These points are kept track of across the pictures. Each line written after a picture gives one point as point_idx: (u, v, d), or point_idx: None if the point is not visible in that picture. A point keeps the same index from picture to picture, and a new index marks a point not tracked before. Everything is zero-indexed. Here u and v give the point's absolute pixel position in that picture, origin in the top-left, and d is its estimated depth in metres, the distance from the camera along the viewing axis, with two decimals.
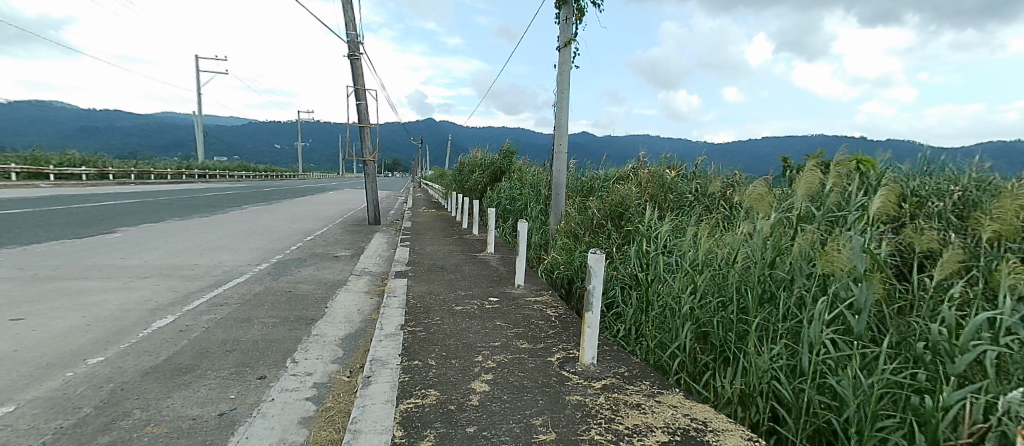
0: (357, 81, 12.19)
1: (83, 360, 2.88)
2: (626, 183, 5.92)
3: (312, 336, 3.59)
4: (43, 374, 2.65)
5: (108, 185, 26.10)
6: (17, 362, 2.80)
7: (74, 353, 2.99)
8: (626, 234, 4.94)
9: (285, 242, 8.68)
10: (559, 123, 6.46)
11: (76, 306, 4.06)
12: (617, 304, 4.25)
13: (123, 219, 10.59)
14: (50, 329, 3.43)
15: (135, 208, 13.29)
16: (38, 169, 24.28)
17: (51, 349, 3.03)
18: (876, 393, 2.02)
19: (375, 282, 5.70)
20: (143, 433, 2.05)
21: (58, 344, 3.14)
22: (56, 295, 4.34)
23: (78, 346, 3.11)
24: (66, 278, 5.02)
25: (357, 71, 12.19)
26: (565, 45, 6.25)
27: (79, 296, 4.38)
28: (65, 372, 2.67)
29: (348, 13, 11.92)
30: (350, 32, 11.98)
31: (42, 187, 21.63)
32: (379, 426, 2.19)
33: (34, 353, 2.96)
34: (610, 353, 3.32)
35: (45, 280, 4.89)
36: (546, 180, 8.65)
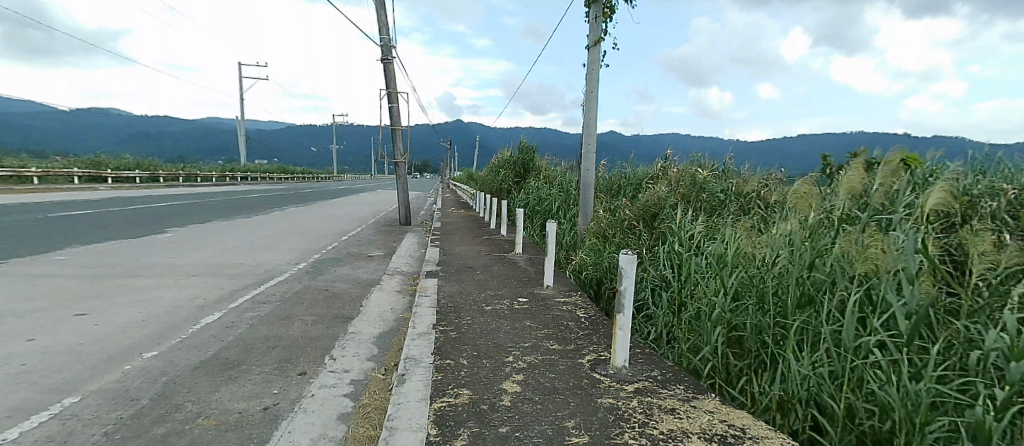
0: (389, 84, 12.38)
1: (139, 354, 3.03)
2: (656, 183, 5.80)
3: (348, 334, 3.67)
4: (105, 366, 2.81)
5: (157, 187, 27.72)
6: (83, 355, 2.98)
7: (132, 347, 3.16)
8: (659, 234, 4.82)
9: (321, 242, 8.91)
10: (587, 122, 6.40)
11: (133, 302, 4.28)
12: (647, 306, 4.14)
13: (172, 220, 11.12)
14: (111, 323, 3.63)
15: (182, 209, 13.98)
16: (98, 174, 25.99)
17: (111, 343, 3.21)
18: (923, 402, 1.92)
19: (407, 281, 5.78)
20: (194, 426, 2.14)
21: (118, 338, 3.32)
22: (115, 292, 4.60)
23: (135, 340, 3.29)
24: (122, 276, 5.29)
25: (389, 74, 12.40)
26: (595, 44, 6.20)
27: (135, 292, 4.62)
28: (124, 365, 2.83)
29: (380, 17, 12.13)
30: (382, 36, 12.20)
31: (100, 189, 23.21)
32: (414, 424, 2.22)
33: (97, 346, 3.14)
34: (642, 356, 3.26)
35: (106, 277, 5.19)
36: (575, 181, 8.59)
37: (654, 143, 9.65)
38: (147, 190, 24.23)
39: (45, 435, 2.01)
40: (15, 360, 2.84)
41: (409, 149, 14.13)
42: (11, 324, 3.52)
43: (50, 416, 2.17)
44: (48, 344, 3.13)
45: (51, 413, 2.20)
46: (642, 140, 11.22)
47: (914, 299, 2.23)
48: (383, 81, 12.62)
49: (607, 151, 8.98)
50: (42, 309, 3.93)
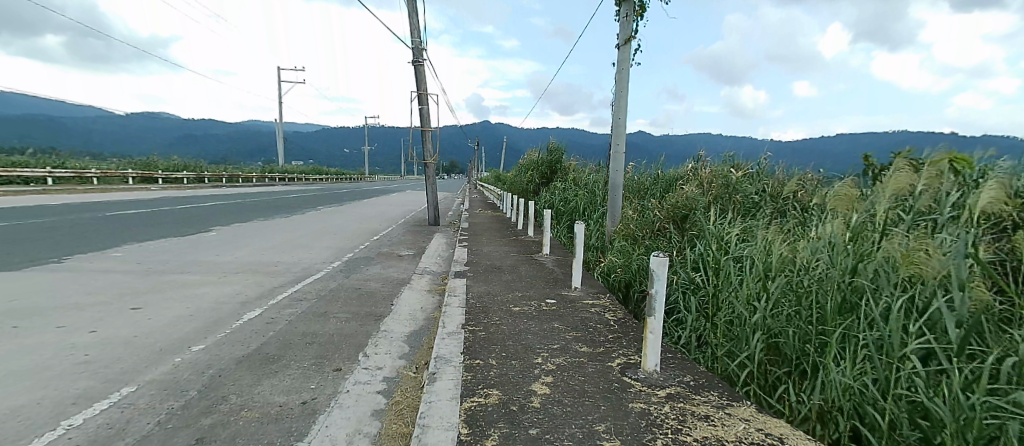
0: (419, 86, 12.56)
1: (188, 347, 3.17)
2: (686, 184, 5.69)
3: (380, 332, 3.74)
4: (157, 358, 2.95)
5: (198, 187, 28.97)
6: (138, 346, 3.13)
7: (182, 340, 3.31)
8: (691, 236, 4.72)
9: (353, 241, 9.12)
10: (617, 122, 6.34)
11: (181, 297, 4.49)
12: (678, 309, 4.06)
13: (213, 219, 11.59)
14: (162, 317, 3.82)
15: (222, 208, 14.55)
16: (145, 175, 27.39)
17: (162, 336, 3.36)
18: (976, 415, 1.81)
19: (436, 281, 5.84)
20: (238, 417, 2.22)
21: (168, 331, 3.48)
22: (165, 287, 4.83)
23: (184, 334, 3.44)
24: (171, 272, 5.55)
25: (420, 76, 12.57)
26: (626, 42, 6.12)
27: (183, 288, 4.83)
28: (174, 357, 2.96)
29: (412, 19, 12.31)
30: (413, 39, 12.40)
31: (148, 189, 24.51)
32: (445, 423, 2.24)
33: (150, 339, 3.30)
34: (674, 360, 3.21)
35: (157, 273, 5.45)
36: (602, 182, 8.52)
37: (686, 144, 9.46)
38: (192, 190, 25.38)
39: (107, 421, 2.13)
40: (78, 350, 3.01)
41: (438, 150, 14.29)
42: (75, 316, 3.73)
43: (109, 404, 2.29)
44: (106, 336, 3.31)
45: (111, 401, 2.33)
46: (673, 141, 11.02)
47: (962, 306, 2.11)
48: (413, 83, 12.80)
49: (636, 151, 8.85)
50: (101, 302, 4.16)
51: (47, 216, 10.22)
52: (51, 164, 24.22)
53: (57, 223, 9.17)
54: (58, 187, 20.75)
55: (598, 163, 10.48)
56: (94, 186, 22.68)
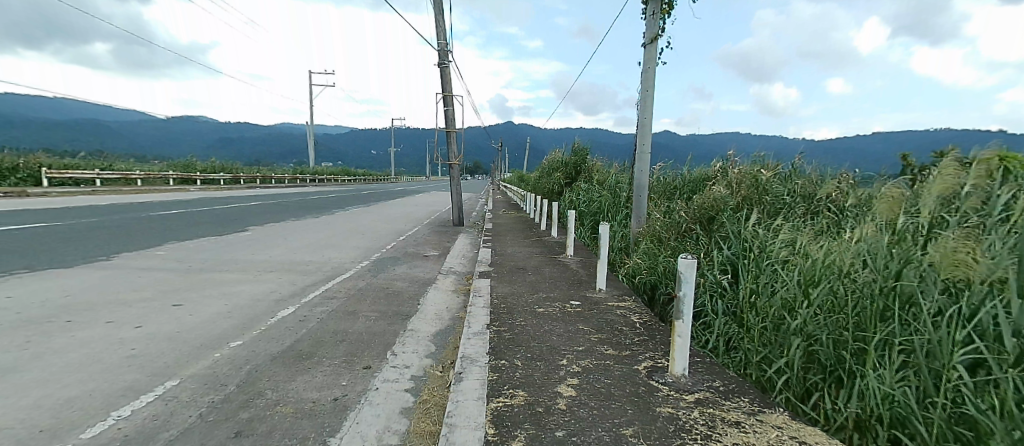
0: (444, 88, 12.68)
1: (227, 343, 3.28)
2: (715, 184, 5.58)
3: (407, 331, 3.79)
4: (198, 353, 3.06)
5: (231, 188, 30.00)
6: (181, 341, 3.26)
7: (221, 336, 3.43)
8: (719, 238, 4.61)
9: (380, 241, 9.27)
10: (642, 122, 6.26)
11: (219, 294, 4.65)
12: (705, 313, 3.97)
13: (246, 219, 11.98)
14: (203, 313, 3.96)
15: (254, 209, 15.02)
16: (183, 177, 28.56)
17: (203, 332, 3.49)
18: None
19: (460, 281, 5.88)
20: (274, 412, 2.28)
21: (207, 327, 3.61)
22: (204, 284, 5.01)
23: (223, 330, 3.56)
24: (210, 270, 5.76)
25: (445, 78, 12.69)
26: (653, 41, 6.04)
27: (221, 285, 5.01)
28: (214, 353, 3.07)
29: (438, 22, 12.44)
30: (439, 41, 12.52)
31: (186, 190, 25.60)
32: (472, 422, 2.25)
33: (192, 334, 3.43)
34: (702, 365, 3.14)
35: (197, 271, 5.67)
36: (627, 183, 8.43)
37: (713, 144, 9.26)
38: (226, 191, 26.33)
39: (152, 413, 2.21)
40: (126, 344, 3.15)
41: (461, 151, 14.40)
42: (123, 311, 3.91)
43: (155, 397, 2.39)
44: (151, 331, 3.45)
45: (156, 394, 2.42)
46: (701, 141, 10.82)
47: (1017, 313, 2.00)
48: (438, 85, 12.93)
49: (662, 151, 8.72)
50: (146, 298, 4.34)
51: (96, 216, 10.78)
52: (98, 166, 25.56)
53: (106, 223, 9.67)
54: (105, 188, 21.87)
55: (623, 163, 10.37)
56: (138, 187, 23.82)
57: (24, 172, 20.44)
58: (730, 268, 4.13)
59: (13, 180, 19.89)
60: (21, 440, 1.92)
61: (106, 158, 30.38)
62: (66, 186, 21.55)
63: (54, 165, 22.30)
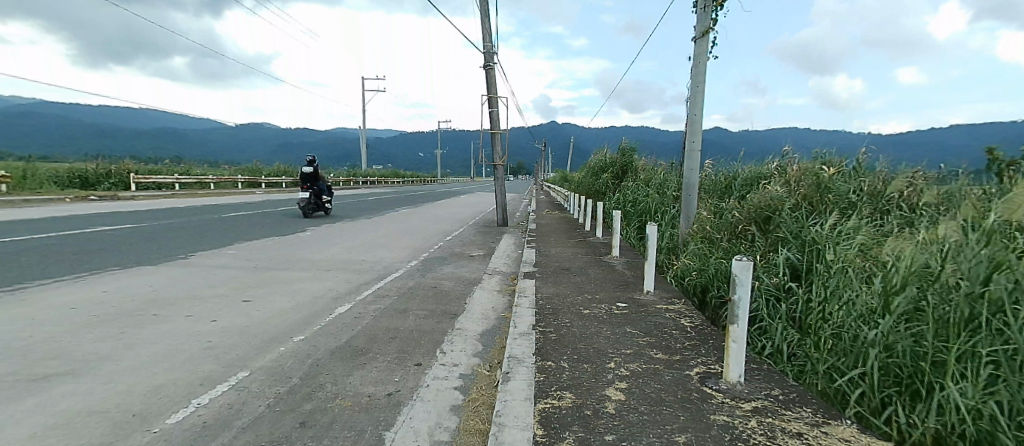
0: (490, 89, 12.82)
1: (290, 337, 3.47)
2: (771, 182, 5.31)
3: (455, 330, 3.86)
4: (266, 346, 3.26)
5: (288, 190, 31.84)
6: (251, 335, 3.49)
7: (285, 330, 3.63)
8: (777, 240, 4.40)
9: (427, 242, 9.50)
10: (692, 119, 6.05)
11: (283, 291, 4.93)
12: (760, 318, 3.79)
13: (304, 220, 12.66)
14: (269, 309, 4.23)
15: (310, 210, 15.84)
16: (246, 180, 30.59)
17: (269, 326, 3.72)
18: None
19: (506, 282, 5.93)
20: (334, 405, 2.39)
21: (273, 322, 3.84)
22: (269, 281, 5.34)
23: (286, 325, 3.77)
24: (275, 268, 6.13)
25: (490, 80, 12.82)
26: (704, 34, 5.83)
27: (284, 283, 5.31)
28: (279, 346, 3.26)
29: (484, 25, 12.60)
30: (484, 43, 12.68)
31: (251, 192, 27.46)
32: (521, 422, 2.26)
33: (260, 328, 3.66)
34: (760, 372, 2.99)
35: (264, 268, 6.06)
36: (676, 182, 8.18)
37: (769, 139, 8.85)
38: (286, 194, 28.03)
39: (227, 402, 2.38)
40: (204, 336, 3.41)
41: (506, 152, 14.48)
42: (201, 306, 4.24)
43: (229, 386, 2.57)
44: (224, 325, 3.70)
45: (230, 384, 2.60)
46: (754, 137, 10.34)
47: None
48: (484, 87, 13.08)
49: (713, 149, 8.39)
50: (219, 294, 4.69)
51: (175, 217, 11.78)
52: (175, 171, 27.92)
53: (184, 223, 10.54)
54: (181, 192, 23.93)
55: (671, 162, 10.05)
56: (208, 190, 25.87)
57: (116, 177, 22.72)
58: (790, 272, 3.93)
59: (106, 185, 22.22)
60: (118, 422, 2.12)
61: (184, 163, 33.19)
62: (150, 190, 23.77)
63: (139, 170, 24.61)
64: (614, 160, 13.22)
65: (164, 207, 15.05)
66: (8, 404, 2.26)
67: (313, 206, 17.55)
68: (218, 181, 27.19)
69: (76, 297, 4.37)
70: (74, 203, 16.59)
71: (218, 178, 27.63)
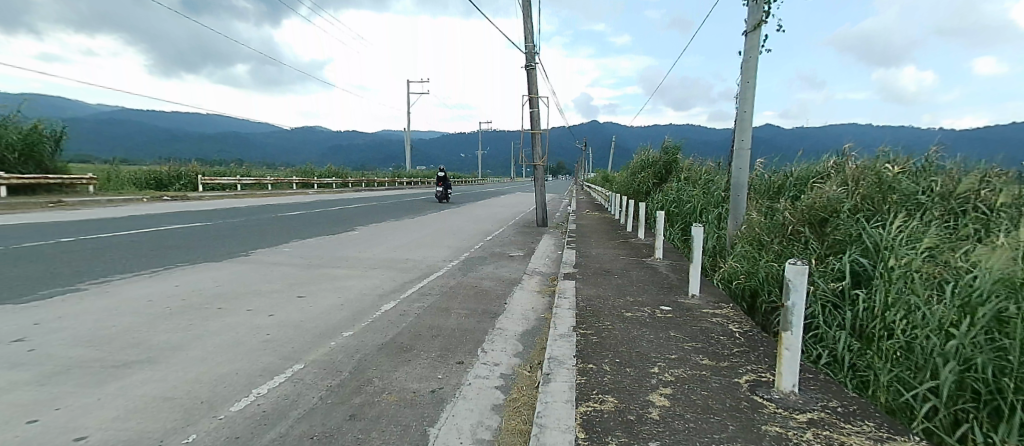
0: (531, 90, 12.83)
1: (340, 332, 3.62)
2: (828, 182, 5.00)
3: (496, 330, 3.89)
4: (318, 340, 3.42)
5: (336, 190, 33.28)
6: (305, 329, 3.67)
7: (336, 325, 3.79)
8: (834, 243, 4.15)
9: (468, 241, 9.64)
10: (741, 117, 5.80)
11: (333, 287, 5.16)
12: (815, 325, 3.59)
13: (351, 219, 13.18)
14: (322, 304, 4.43)
15: (357, 210, 16.47)
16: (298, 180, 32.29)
17: (321, 321, 3.89)
18: None
19: (546, 282, 5.91)
20: (381, 399, 2.47)
21: (324, 317, 4.02)
22: (321, 278, 5.60)
23: (336, 320, 3.93)
24: (327, 265, 6.42)
25: (531, 80, 12.83)
26: (755, 28, 5.57)
27: (334, 280, 5.55)
28: (331, 340, 3.40)
29: (526, 25, 12.62)
30: (527, 44, 12.70)
31: (304, 193, 28.97)
32: (562, 424, 2.23)
33: (313, 323, 3.84)
34: (816, 383, 2.82)
35: (316, 266, 6.36)
36: (724, 182, 7.86)
37: (827, 137, 8.33)
38: (334, 194, 29.27)
39: (283, 392, 2.51)
40: (263, 330, 3.61)
41: (546, 152, 14.44)
42: (261, 300, 4.51)
43: (286, 378, 2.71)
44: (281, 320, 3.91)
45: (286, 376, 2.74)
46: (811, 134, 9.75)
47: None
48: (525, 87, 13.10)
49: (766, 148, 8.00)
50: (276, 289, 4.96)
51: (237, 216, 12.61)
52: (236, 172, 29.86)
53: (244, 222, 11.24)
54: (242, 192, 25.55)
55: (719, 161, 9.67)
56: (265, 191, 27.50)
57: (186, 178, 24.62)
58: (849, 277, 3.71)
59: (178, 186, 24.10)
60: (188, 409, 2.27)
61: (243, 165, 35.49)
62: (214, 190, 25.56)
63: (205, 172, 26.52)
64: (657, 160, 12.87)
65: (227, 206, 16.13)
66: (96, 387, 2.48)
67: (360, 206, 18.24)
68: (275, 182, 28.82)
69: (153, 290, 4.75)
70: (151, 203, 18.12)
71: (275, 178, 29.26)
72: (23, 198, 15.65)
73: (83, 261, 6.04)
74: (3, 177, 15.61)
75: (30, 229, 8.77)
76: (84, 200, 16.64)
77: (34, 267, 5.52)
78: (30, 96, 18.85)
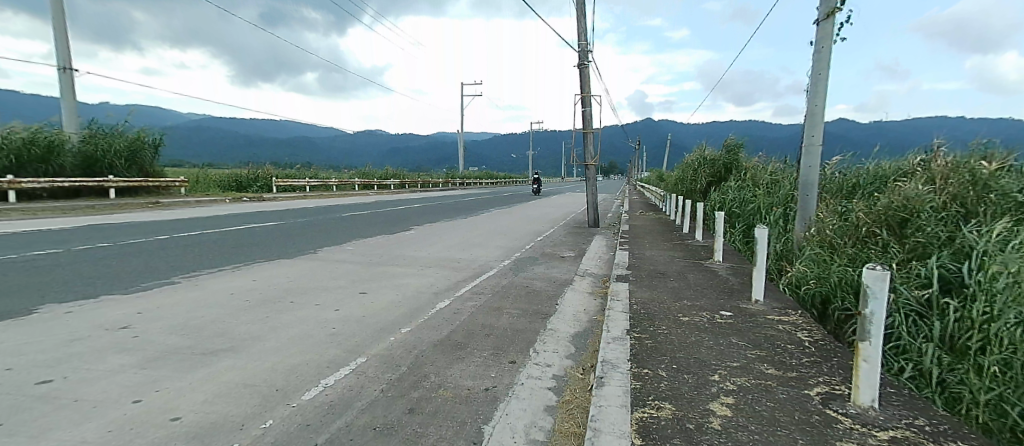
0: (584, 88, 12.68)
1: (399, 328, 3.76)
2: (912, 179, 4.55)
3: (548, 330, 3.87)
4: (379, 334, 3.57)
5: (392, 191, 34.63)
6: (367, 324, 3.84)
7: (395, 321, 3.94)
8: (917, 246, 3.77)
9: (520, 241, 9.68)
10: (812, 111, 5.42)
11: (392, 285, 5.37)
12: (897, 335, 3.27)
13: (407, 219, 13.69)
14: (382, 301, 4.62)
15: (413, 210, 17.06)
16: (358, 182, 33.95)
17: (381, 317, 4.06)
18: None
19: (598, 284, 5.81)
20: (438, 394, 2.53)
21: (384, 313, 4.18)
22: (381, 276, 5.84)
23: (395, 317, 4.09)
24: (386, 264, 6.69)
25: (584, 79, 12.68)
26: (828, 16, 5.18)
27: (393, 277, 5.77)
28: (390, 336, 3.54)
29: (580, 24, 12.49)
30: (580, 42, 12.57)
31: (364, 193, 30.40)
32: (617, 430, 2.17)
33: (374, 318, 4.01)
34: (899, 398, 2.56)
35: (376, 264, 6.65)
36: (792, 180, 7.37)
37: (914, 131, 7.55)
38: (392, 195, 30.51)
39: (348, 384, 2.64)
40: (330, 324, 3.82)
41: (598, 151, 14.21)
42: (328, 296, 4.77)
43: (350, 370, 2.85)
44: (345, 314, 4.12)
45: (350, 368, 2.89)
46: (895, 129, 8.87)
47: None
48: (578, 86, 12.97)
49: (842, 144, 7.40)
50: (341, 285, 5.24)
51: (306, 216, 13.50)
52: (304, 175, 31.91)
53: (312, 222, 11.99)
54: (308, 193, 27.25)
55: (786, 159, 9.07)
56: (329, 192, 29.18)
57: (261, 181, 26.67)
58: (936, 284, 3.36)
59: (255, 188, 26.14)
60: (265, 396, 2.45)
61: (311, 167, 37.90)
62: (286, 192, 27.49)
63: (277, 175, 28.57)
64: (717, 158, 12.29)
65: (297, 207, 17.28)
66: (187, 372, 2.73)
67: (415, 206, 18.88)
68: (337, 184, 30.49)
69: (235, 284, 5.18)
70: (233, 203, 19.82)
71: (337, 180, 30.97)
72: (130, 199, 17.66)
73: (178, 256, 6.70)
74: (113, 181, 17.69)
75: (137, 227, 9.90)
76: (178, 200, 18.48)
77: (140, 262, 6.21)
78: (135, 109, 21.22)
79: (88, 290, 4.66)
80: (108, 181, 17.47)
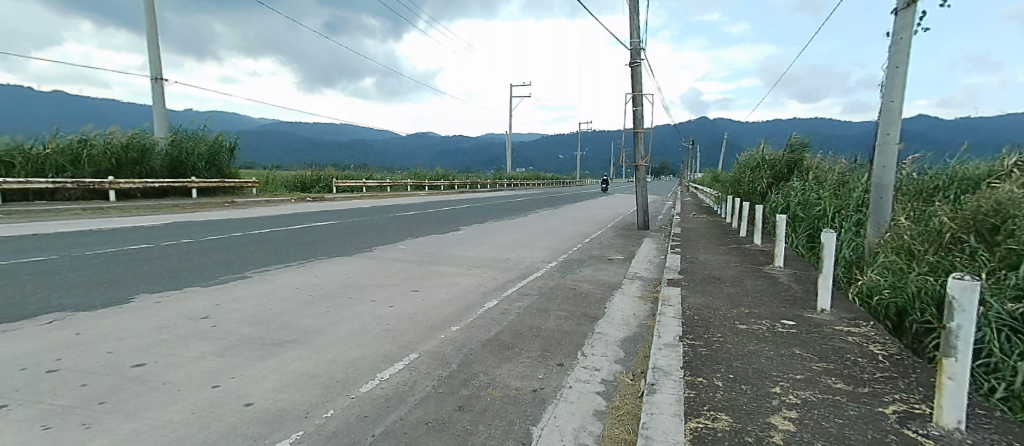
0: (635, 87, 12.40)
1: (449, 326, 3.83)
2: (1008, 181, 4.09)
3: (596, 334, 3.81)
4: (430, 332, 3.66)
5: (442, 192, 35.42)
6: (419, 321, 3.95)
7: (445, 320, 4.02)
8: (1013, 255, 3.38)
9: (567, 243, 9.61)
10: (888, 107, 5.00)
11: (442, 284, 5.49)
12: (987, 352, 2.94)
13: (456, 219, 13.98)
14: (432, 299, 4.73)
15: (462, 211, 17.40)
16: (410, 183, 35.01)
17: (433, 315, 4.15)
18: None
19: (647, 288, 5.65)
20: (486, 393, 2.55)
21: (435, 312, 4.27)
22: (432, 274, 5.99)
23: (445, 315, 4.16)
24: (436, 262, 6.86)
25: (636, 77, 12.40)
26: (909, 4, 4.77)
27: (443, 276, 5.90)
28: (440, 334, 3.61)
29: (632, 21, 12.24)
30: (632, 40, 12.30)
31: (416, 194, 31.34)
32: (670, 439, 2.09)
33: (425, 316, 4.11)
34: (992, 422, 2.28)
35: (427, 262, 6.83)
36: (863, 181, 6.82)
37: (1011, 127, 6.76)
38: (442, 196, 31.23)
39: (400, 379, 2.72)
40: (384, 320, 3.96)
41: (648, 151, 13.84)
42: (382, 292, 4.95)
43: (403, 365, 2.94)
44: (398, 311, 4.26)
45: (403, 363, 2.97)
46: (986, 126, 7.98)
47: None
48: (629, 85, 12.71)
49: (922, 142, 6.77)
50: (394, 283, 5.42)
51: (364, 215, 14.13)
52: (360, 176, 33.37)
53: (369, 221, 12.52)
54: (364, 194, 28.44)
55: (857, 159, 8.41)
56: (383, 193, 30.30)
57: (322, 182, 28.17)
58: None
59: (316, 189, 27.62)
60: (326, 386, 2.57)
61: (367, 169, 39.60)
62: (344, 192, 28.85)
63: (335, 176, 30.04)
64: (779, 158, 11.62)
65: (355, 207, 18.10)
66: (257, 361, 2.92)
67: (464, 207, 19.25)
68: (390, 185, 31.61)
69: (299, 279, 5.49)
70: (296, 203, 21.06)
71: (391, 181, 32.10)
72: (208, 199, 19.24)
73: (250, 252, 7.22)
74: (195, 181, 19.35)
75: (218, 224, 10.77)
76: (250, 200, 19.91)
77: (218, 256, 6.74)
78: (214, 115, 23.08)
79: (175, 282, 5.11)
80: (190, 182, 19.12)
